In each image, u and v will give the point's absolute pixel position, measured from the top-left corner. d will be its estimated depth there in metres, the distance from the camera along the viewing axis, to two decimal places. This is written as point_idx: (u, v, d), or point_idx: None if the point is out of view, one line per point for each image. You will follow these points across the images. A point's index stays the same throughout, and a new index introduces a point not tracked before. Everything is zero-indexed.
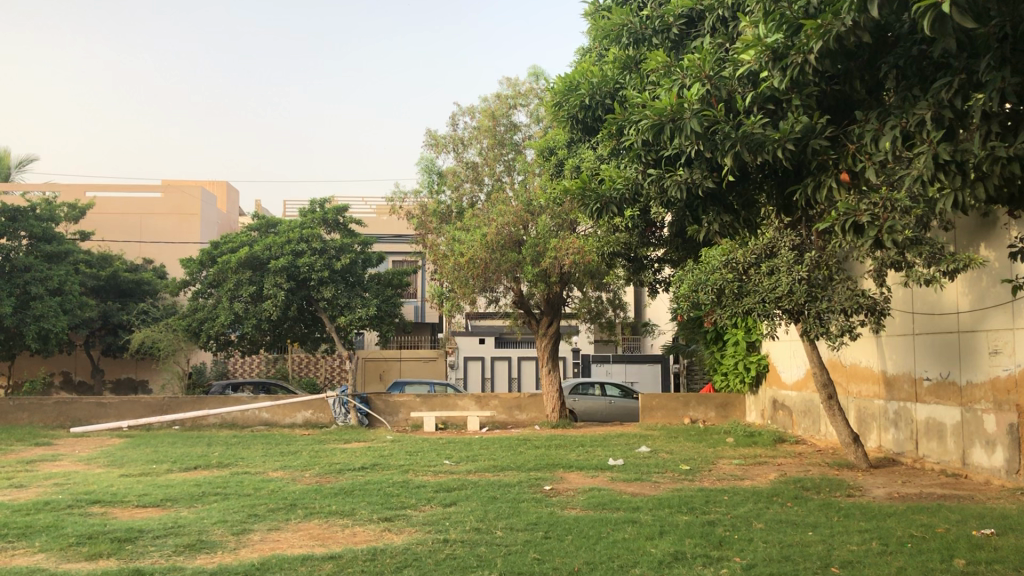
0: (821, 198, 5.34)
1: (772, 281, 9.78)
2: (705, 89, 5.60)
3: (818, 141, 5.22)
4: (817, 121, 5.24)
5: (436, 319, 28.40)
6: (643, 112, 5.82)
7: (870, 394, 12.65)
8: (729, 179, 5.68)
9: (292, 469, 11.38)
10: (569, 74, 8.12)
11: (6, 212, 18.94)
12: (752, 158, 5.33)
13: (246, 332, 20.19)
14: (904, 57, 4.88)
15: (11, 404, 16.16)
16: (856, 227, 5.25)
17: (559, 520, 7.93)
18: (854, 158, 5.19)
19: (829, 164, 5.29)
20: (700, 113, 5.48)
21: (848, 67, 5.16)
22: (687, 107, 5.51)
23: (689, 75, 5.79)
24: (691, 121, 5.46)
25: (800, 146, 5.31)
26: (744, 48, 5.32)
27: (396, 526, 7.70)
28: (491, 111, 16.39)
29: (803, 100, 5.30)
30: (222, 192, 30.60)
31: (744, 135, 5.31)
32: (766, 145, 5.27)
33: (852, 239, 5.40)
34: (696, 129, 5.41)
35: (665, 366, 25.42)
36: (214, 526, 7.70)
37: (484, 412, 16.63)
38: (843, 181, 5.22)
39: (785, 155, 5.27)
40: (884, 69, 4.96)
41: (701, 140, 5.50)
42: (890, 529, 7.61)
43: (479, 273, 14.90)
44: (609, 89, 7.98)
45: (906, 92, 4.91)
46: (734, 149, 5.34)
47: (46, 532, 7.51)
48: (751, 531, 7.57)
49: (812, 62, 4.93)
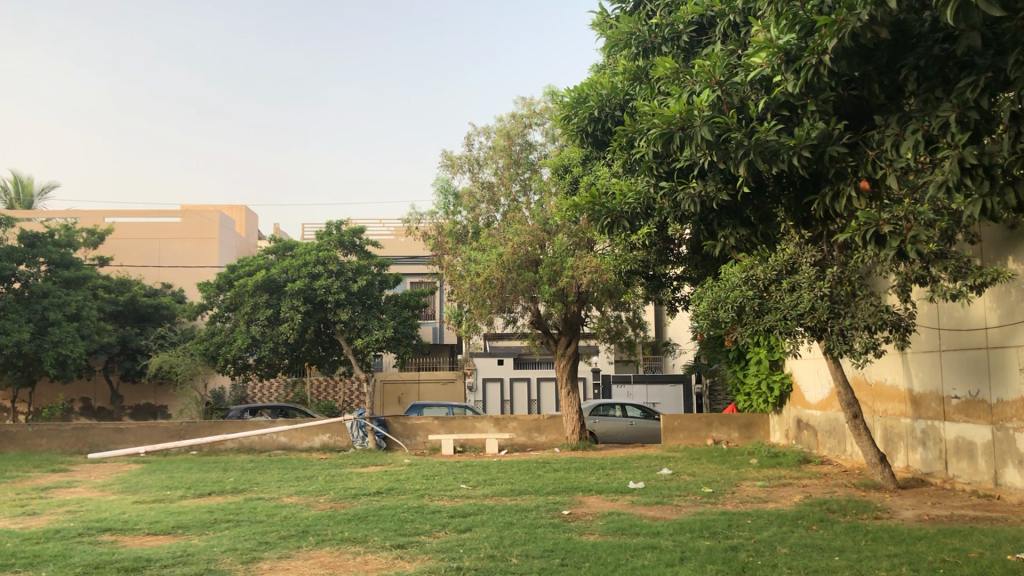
0: (840, 208, 5.15)
1: (793, 298, 9.54)
2: (716, 96, 5.42)
3: (835, 147, 5.03)
4: (834, 127, 5.05)
5: (454, 340, 28.23)
6: (652, 121, 5.64)
7: (896, 413, 12.35)
8: (743, 190, 5.50)
9: (307, 495, 11.20)
10: (579, 87, 7.98)
11: (25, 238, 19.00)
12: (766, 167, 5.13)
13: (263, 356, 20.11)
14: (926, 56, 4.66)
15: (30, 430, 16.09)
16: (878, 239, 5.00)
17: (576, 546, 7.70)
18: (874, 165, 5.04)
19: (847, 171, 5.12)
20: (710, 120, 5.29)
21: (867, 71, 4.95)
22: (697, 114, 5.33)
23: (699, 81, 5.60)
24: (701, 128, 5.28)
25: (817, 154, 5.10)
26: (755, 50, 5.15)
27: (409, 554, 7.51)
28: (506, 130, 16.28)
29: (819, 106, 5.12)
30: (240, 217, 30.66)
31: (758, 143, 5.11)
32: (781, 152, 5.07)
33: (875, 250, 5.17)
34: (707, 137, 5.23)
35: (687, 386, 25.06)
36: (224, 554, 7.54)
37: (503, 434, 16.40)
38: (863, 188, 5.11)
39: (802, 162, 5.06)
40: (903, 70, 4.76)
41: (713, 149, 5.32)
42: (921, 554, 7.31)
43: (496, 293, 14.74)
44: (619, 101, 7.84)
45: (928, 94, 4.69)
46: (748, 158, 5.15)
47: (54, 562, 7.38)
48: (775, 556, 7.30)
49: (829, 62, 4.73)
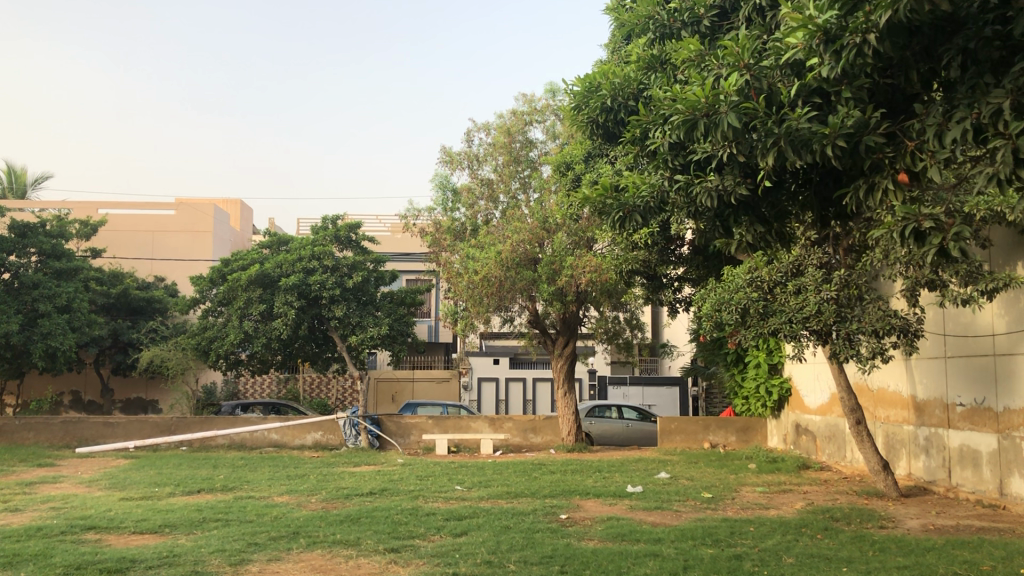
0: (875, 202, 4.83)
1: (798, 301, 9.32)
2: (745, 79, 5.19)
3: (872, 136, 4.75)
4: (871, 115, 4.81)
5: (449, 339, 28.02)
6: (673, 107, 5.45)
7: (899, 419, 12.15)
8: (764, 184, 5.33)
9: (298, 494, 10.95)
10: (591, 74, 7.78)
11: (16, 228, 18.70)
12: (797, 157, 4.94)
13: (255, 351, 19.82)
14: (975, 38, 4.44)
15: (17, 424, 15.79)
16: (917, 235, 4.70)
17: (576, 552, 7.47)
18: (913, 157, 4.73)
19: (884, 163, 4.82)
20: (738, 106, 5.10)
21: (905, 56, 4.75)
22: (724, 99, 5.14)
23: (726, 63, 5.35)
24: (729, 114, 5.09)
25: (852, 144, 4.84)
26: (790, 30, 4.93)
27: (404, 558, 7.27)
28: (507, 127, 16.01)
29: (854, 93, 4.88)
30: (235, 211, 30.39)
31: (788, 131, 4.91)
32: (814, 141, 4.85)
33: (908, 250, 4.87)
34: (734, 124, 5.05)
35: (684, 388, 24.84)
36: (211, 555, 7.28)
37: (498, 434, 16.14)
38: (900, 182, 4.77)
39: (835, 153, 4.82)
40: (950, 53, 4.53)
41: (739, 138, 5.16)
42: (931, 566, 7.09)
43: (493, 292, 14.49)
44: (634, 90, 7.65)
45: (976, 79, 4.43)
46: (778, 147, 4.98)
47: (34, 561, 7.11)
48: (781, 567, 7.07)
49: (872, 42, 4.50)
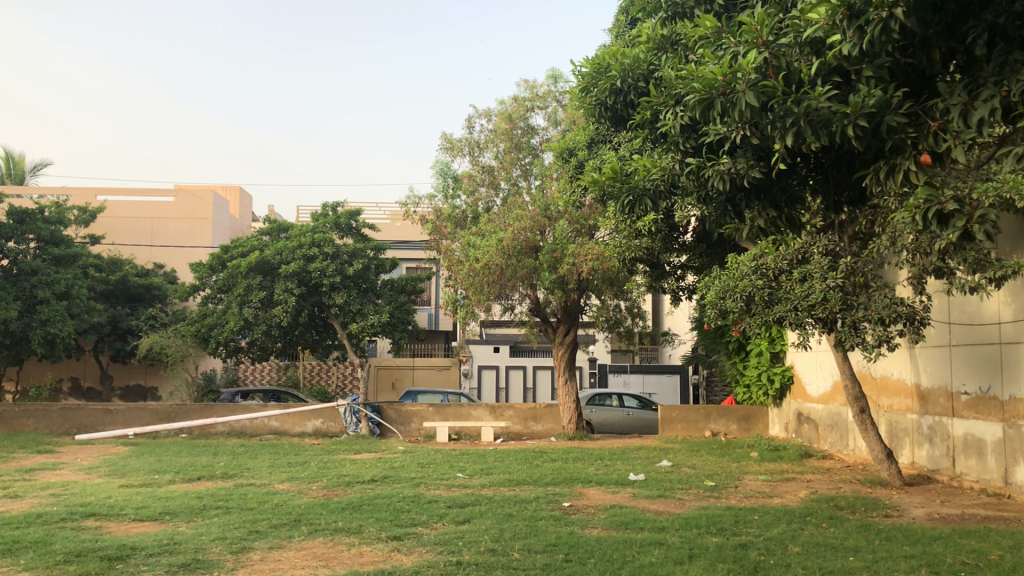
0: (896, 184, 4.74)
1: (804, 288, 9.19)
2: (763, 57, 5.10)
3: (894, 116, 4.67)
4: (893, 94, 4.71)
5: (449, 327, 27.96)
6: (689, 85, 5.37)
7: (902, 408, 12.09)
8: (780, 165, 5.26)
9: (299, 481, 10.90)
10: (600, 56, 7.91)
11: (13, 214, 18.59)
12: (815, 137, 4.85)
13: (255, 339, 19.75)
14: (1005, 14, 4.34)
15: (16, 410, 15.73)
16: (940, 218, 4.60)
17: (580, 540, 7.41)
18: (936, 137, 4.63)
19: (906, 144, 4.72)
20: (757, 84, 5.01)
21: (928, 34, 4.64)
22: (742, 77, 5.06)
23: (744, 41, 5.26)
24: (747, 93, 5.01)
25: (873, 124, 4.74)
26: (813, 6, 4.84)
27: (406, 546, 7.20)
28: (508, 113, 15.88)
29: (875, 72, 4.79)
30: (235, 197, 30.26)
31: (809, 110, 4.82)
32: (833, 120, 4.76)
33: (930, 232, 4.77)
34: (752, 103, 4.96)
35: (684, 377, 24.79)
36: (212, 543, 7.21)
37: (499, 422, 16.08)
38: (922, 163, 4.67)
39: (856, 132, 4.72)
40: (977, 30, 4.43)
41: (757, 116, 5.07)
42: (939, 556, 7.03)
43: (495, 279, 14.39)
44: (643, 71, 7.79)
45: (1004, 57, 4.33)
46: (797, 127, 4.89)
47: (33, 548, 7.04)
48: (788, 556, 7.01)
49: (900, 16, 4.35)
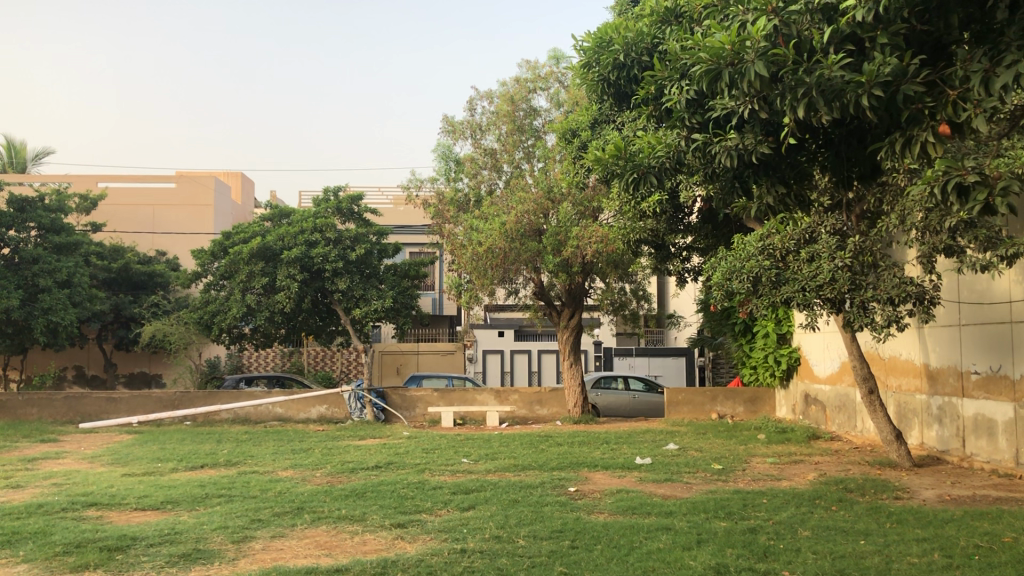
0: (913, 156, 4.59)
1: (812, 269, 9.01)
2: (773, 25, 4.93)
3: (911, 86, 4.51)
4: (910, 62, 4.54)
5: (454, 311, 27.84)
6: (695, 56, 5.21)
7: (911, 389, 11.95)
8: (790, 140, 5.10)
9: (303, 468, 10.81)
10: (602, 30, 7.74)
11: (13, 202, 18.45)
12: (827, 109, 4.68)
13: (258, 325, 19.65)
14: None
15: (20, 399, 15.66)
16: (960, 191, 4.46)
17: (586, 526, 7.28)
18: (956, 106, 4.51)
19: (924, 114, 4.57)
20: (766, 54, 4.84)
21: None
22: (751, 47, 4.88)
23: (752, 9, 5.09)
24: (756, 63, 4.83)
25: (889, 93, 4.58)
26: None
27: (410, 533, 7.10)
28: (510, 94, 15.67)
29: (890, 40, 4.63)
30: (236, 183, 30.10)
31: (821, 79, 4.66)
32: (847, 91, 4.59)
33: (948, 206, 4.64)
34: (761, 73, 4.78)
35: (690, 359, 24.69)
36: (213, 532, 7.12)
37: (504, 407, 15.97)
38: (941, 134, 4.52)
39: (871, 103, 4.55)
40: None
41: (766, 87, 4.89)
42: (952, 539, 6.90)
43: (498, 263, 14.22)
44: (647, 45, 7.64)
45: None
46: (808, 98, 4.71)
47: (32, 540, 6.94)
48: (798, 540, 6.89)
49: None
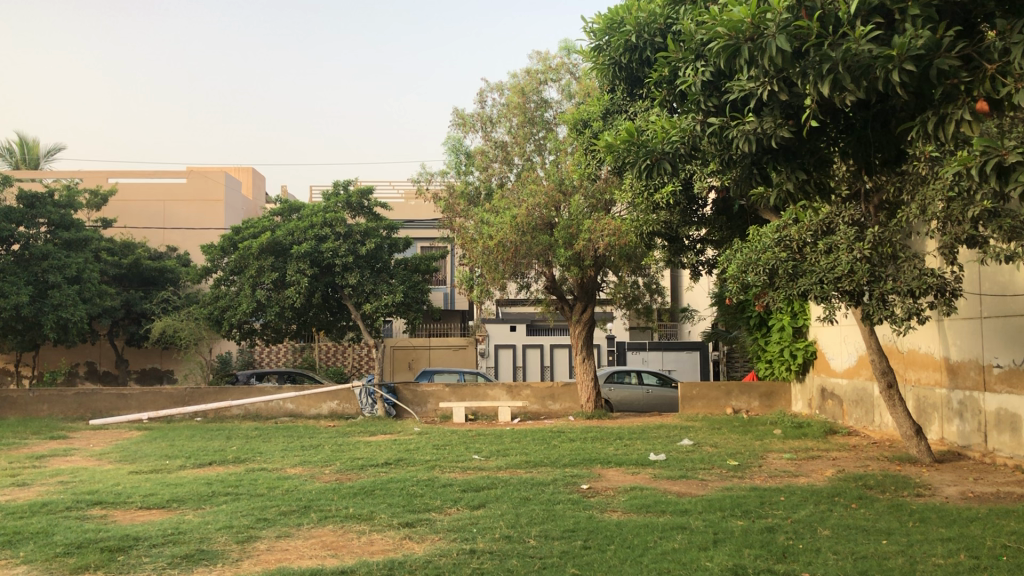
0: (946, 136, 4.39)
1: (830, 260, 8.78)
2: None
3: (945, 59, 4.31)
4: (943, 34, 4.34)
5: (465, 306, 27.70)
6: (713, 32, 5.02)
7: (931, 382, 11.70)
8: (813, 121, 4.92)
9: (312, 465, 10.65)
10: (614, 10, 7.56)
11: (23, 198, 18.39)
12: (854, 86, 4.50)
13: (269, 321, 19.54)
14: None
15: (30, 396, 15.57)
16: (1001, 171, 4.28)
17: (599, 525, 7.09)
18: (994, 82, 4.29)
19: (960, 90, 4.35)
20: (789, 27, 4.62)
21: None
22: (772, 19, 4.67)
23: None
24: (778, 37, 4.61)
25: (922, 68, 4.39)
26: None
27: (418, 533, 6.92)
28: (520, 87, 15.47)
29: (921, 12, 4.44)
30: (247, 178, 29.97)
31: (849, 54, 4.45)
32: (875, 66, 4.40)
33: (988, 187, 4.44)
34: (784, 47, 4.56)
35: (705, 353, 24.49)
36: (218, 532, 6.96)
37: (516, 403, 15.77)
38: (979, 111, 4.32)
39: (903, 78, 4.35)
40: None
41: (789, 63, 4.67)
42: (978, 539, 6.67)
43: (509, 258, 14.03)
44: (660, 26, 7.47)
45: None
46: (833, 74, 4.51)
47: (34, 540, 6.81)
48: (817, 540, 6.68)
49: None
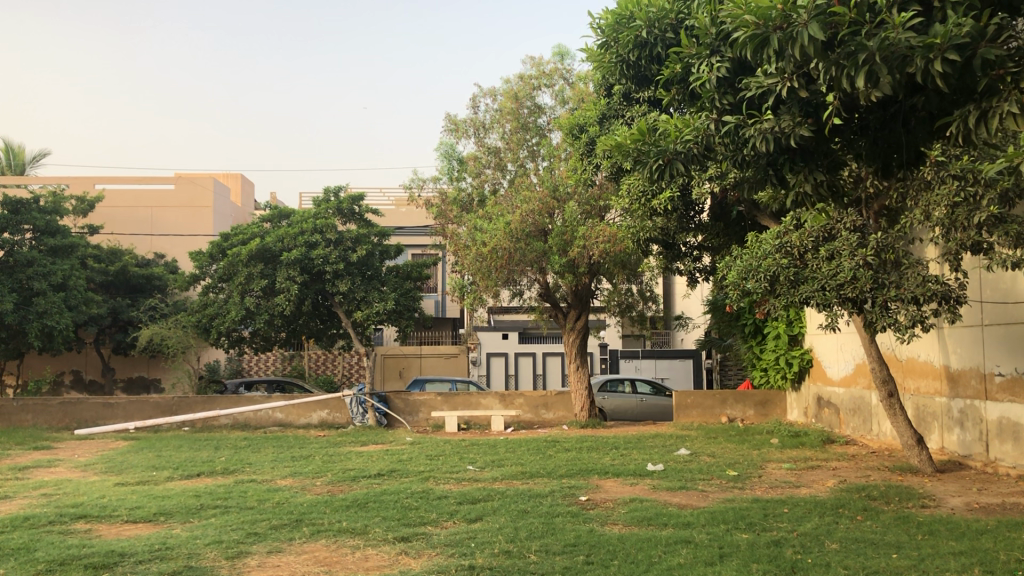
0: (992, 131, 4.27)
1: (832, 267, 8.58)
2: None
3: (991, 49, 4.16)
4: (987, 23, 4.19)
5: (457, 313, 27.48)
6: (737, 21, 4.90)
7: (931, 391, 11.55)
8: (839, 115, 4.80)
9: (302, 477, 10.40)
10: (623, 5, 7.51)
11: (7, 203, 18.07)
12: (890, 79, 4.35)
13: (257, 328, 19.25)
14: None
15: (14, 406, 15.24)
16: None
17: (600, 539, 6.88)
18: None
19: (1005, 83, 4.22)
20: (821, 15, 4.48)
21: None
22: (803, 9, 4.53)
23: None
24: (811, 25, 4.47)
25: (964, 59, 4.25)
26: None
27: (415, 548, 6.68)
28: (513, 92, 15.29)
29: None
30: (237, 185, 29.70)
31: (886, 44, 4.30)
32: (912, 58, 4.25)
33: None
34: (817, 36, 4.41)
35: (698, 361, 24.34)
36: (207, 548, 6.71)
37: (509, 412, 15.54)
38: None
39: (945, 70, 4.20)
40: None
41: (820, 53, 4.52)
42: (990, 552, 6.48)
43: (502, 264, 13.71)
44: (672, 20, 7.39)
45: None
46: (869, 65, 4.35)
47: (14, 556, 6.53)
48: (825, 554, 6.48)
49: None
